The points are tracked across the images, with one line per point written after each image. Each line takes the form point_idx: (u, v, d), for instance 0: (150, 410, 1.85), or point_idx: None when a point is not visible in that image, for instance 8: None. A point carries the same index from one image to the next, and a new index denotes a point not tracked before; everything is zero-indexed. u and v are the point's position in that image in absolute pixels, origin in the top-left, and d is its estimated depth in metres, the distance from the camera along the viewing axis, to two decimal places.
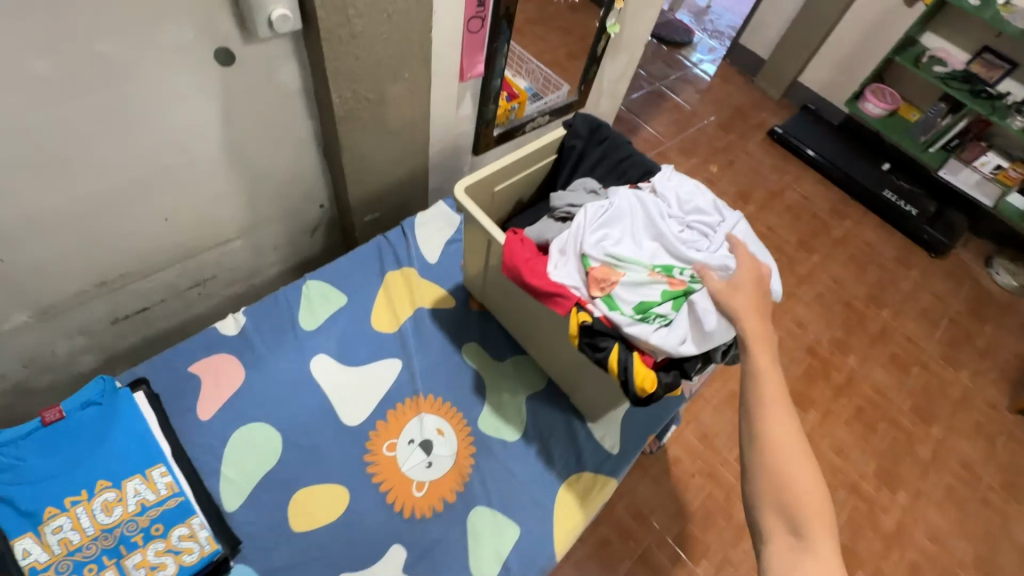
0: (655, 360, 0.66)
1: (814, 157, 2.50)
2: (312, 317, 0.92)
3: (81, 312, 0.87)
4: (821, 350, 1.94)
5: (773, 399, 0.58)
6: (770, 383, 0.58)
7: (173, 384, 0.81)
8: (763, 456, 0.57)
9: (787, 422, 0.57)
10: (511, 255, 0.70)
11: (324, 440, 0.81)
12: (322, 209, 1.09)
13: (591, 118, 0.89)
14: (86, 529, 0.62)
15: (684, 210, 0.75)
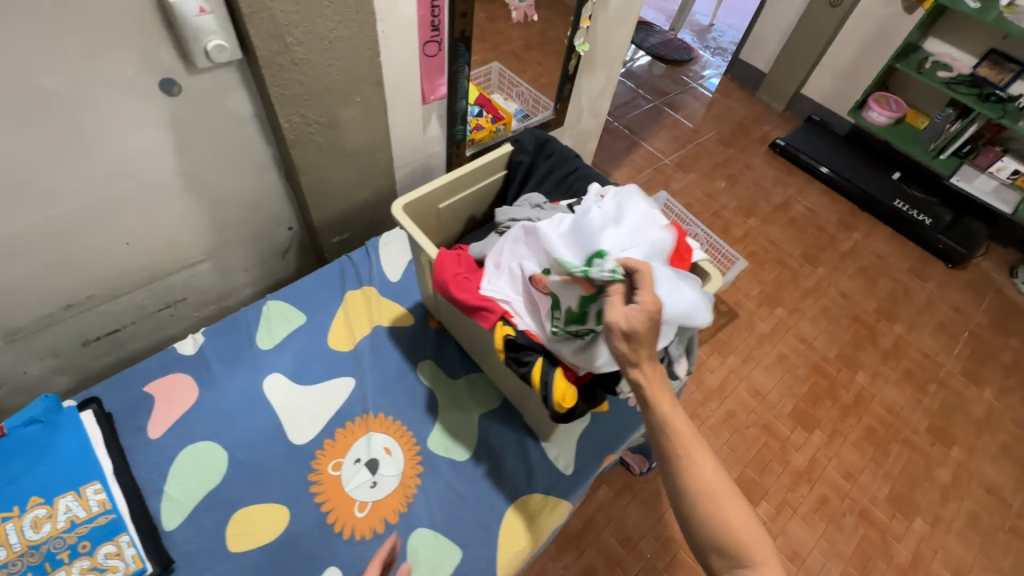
0: (578, 374, 0.65)
1: (828, 173, 2.41)
2: (270, 336, 0.93)
3: (49, 333, 0.91)
4: (827, 367, 1.85)
5: (695, 453, 0.57)
6: (686, 437, 0.57)
7: (126, 402, 0.82)
8: (703, 515, 0.55)
9: (710, 470, 0.56)
10: (441, 268, 0.71)
11: (270, 459, 0.81)
12: (292, 231, 1.12)
13: (539, 133, 0.89)
14: (13, 546, 0.63)
15: (613, 208, 0.67)
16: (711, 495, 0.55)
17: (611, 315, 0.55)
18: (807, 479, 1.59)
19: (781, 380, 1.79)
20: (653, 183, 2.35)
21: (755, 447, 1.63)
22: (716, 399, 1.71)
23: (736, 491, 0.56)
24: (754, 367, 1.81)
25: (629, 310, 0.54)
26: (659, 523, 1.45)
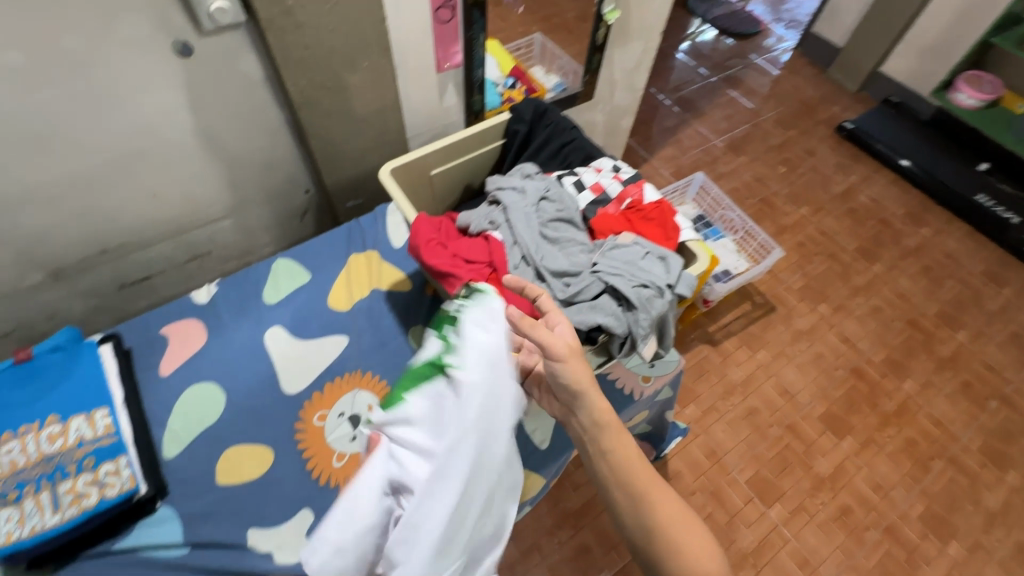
0: None
1: (908, 167, 2.17)
2: (276, 291, 0.99)
3: (88, 275, 1.01)
4: (871, 372, 1.71)
5: (653, 481, 0.58)
6: (641, 467, 0.58)
7: (144, 342, 0.91)
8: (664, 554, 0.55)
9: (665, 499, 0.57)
10: (416, 233, 0.72)
11: (263, 404, 0.87)
12: (309, 194, 1.17)
13: (539, 103, 0.88)
14: (31, 454, 0.72)
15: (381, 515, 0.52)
16: (671, 524, 0.56)
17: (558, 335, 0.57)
18: (831, 487, 1.50)
19: (815, 381, 1.68)
20: (698, 164, 2.22)
21: (776, 448, 1.55)
22: (738, 394, 1.63)
23: (696, 521, 0.56)
24: (786, 365, 1.70)
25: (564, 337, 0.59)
26: None
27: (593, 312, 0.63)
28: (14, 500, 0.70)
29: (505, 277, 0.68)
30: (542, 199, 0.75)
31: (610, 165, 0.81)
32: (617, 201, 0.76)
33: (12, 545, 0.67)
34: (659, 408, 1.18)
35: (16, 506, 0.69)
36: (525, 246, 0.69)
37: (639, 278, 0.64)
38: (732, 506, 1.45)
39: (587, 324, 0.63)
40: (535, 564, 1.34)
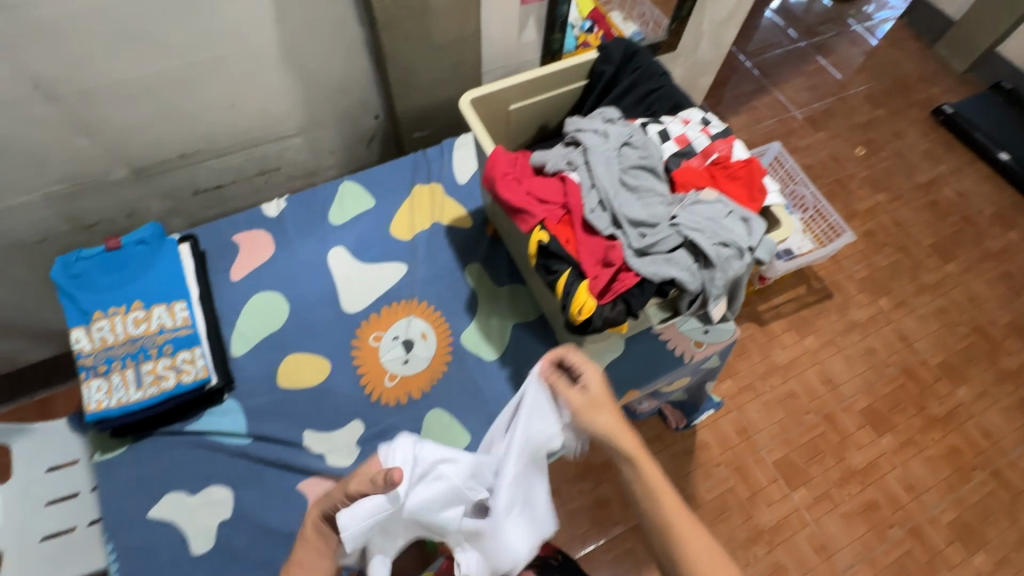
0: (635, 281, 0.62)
1: (1007, 161, 1.99)
2: (341, 213, 1.01)
3: (168, 177, 1.05)
4: (923, 374, 1.64)
5: (683, 513, 0.57)
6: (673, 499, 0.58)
7: (217, 246, 0.95)
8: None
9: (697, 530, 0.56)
10: (492, 166, 0.71)
11: (323, 318, 0.91)
12: (377, 120, 1.16)
13: (629, 44, 0.84)
14: (119, 334, 0.78)
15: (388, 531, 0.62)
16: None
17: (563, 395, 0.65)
18: (861, 481, 1.47)
19: (862, 375, 1.62)
20: (772, 136, 2.09)
21: (810, 434, 1.52)
22: (779, 376, 1.60)
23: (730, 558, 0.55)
24: (834, 355, 1.65)
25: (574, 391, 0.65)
26: (683, 479, 1.44)
27: (668, 265, 0.61)
28: (104, 374, 0.76)
29: (579, 220, 0.67)
30: (624, 145, 0.73)
31: (699, 117, 0.77)
32: (702, 155, 0.73)
33: (102, 412, 0.74)
34: (701, 376, 1.17)
35: (105, 379, 0.76)
36: (602, 190, 0.67)
37: (720, 236, 0.62)
38: (755, 483, 1.45)
39: (661, 276, 0.61)
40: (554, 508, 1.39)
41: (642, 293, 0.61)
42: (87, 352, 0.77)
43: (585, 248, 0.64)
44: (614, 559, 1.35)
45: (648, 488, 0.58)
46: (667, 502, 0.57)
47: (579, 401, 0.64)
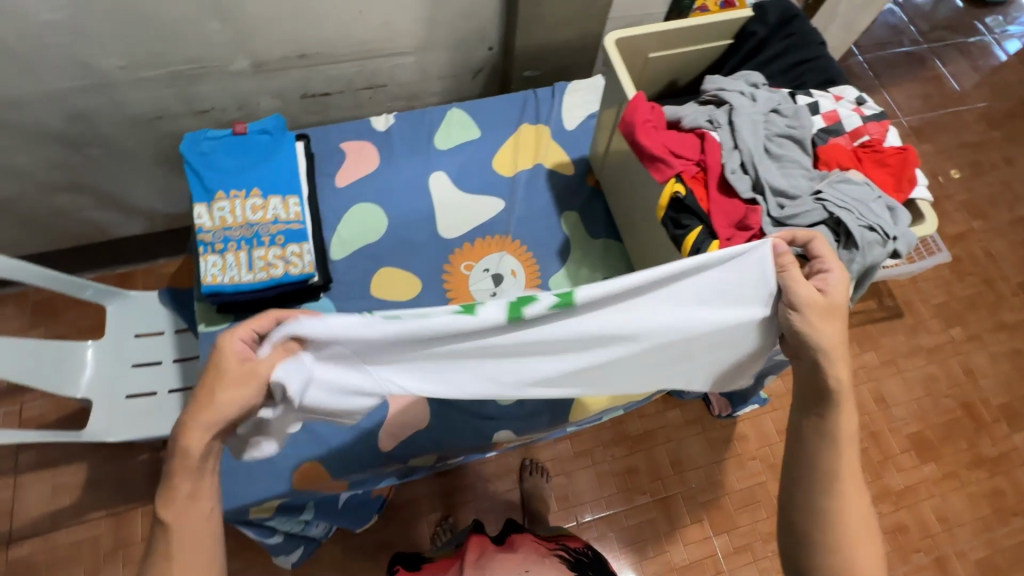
0: None
1: None
2: (447, 139, 1.01)
3: (283, 76, 1.06)
4: (982, 412, 1.59)
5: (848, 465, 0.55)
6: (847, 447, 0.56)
7: (326, 151, 0.96)
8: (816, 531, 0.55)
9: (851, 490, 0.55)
10: (633, 110, 0.69)
11: (419, 239, 0.93)
12: (490, 53, 1.14)
13: (788, 7, 0.79)
14: (237, 217, 0.81)
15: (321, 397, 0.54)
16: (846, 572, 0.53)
17: (796, 285, 0.56)
18: (894, 503, 1.46)
19: (917, 400, 1.58)
20: None
21: None
22: None
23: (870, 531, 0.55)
24: (891, 375, 1.60)
25: (813, 288, 0.55)
26: (716, 465, 1.45)
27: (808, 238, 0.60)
28: (219, 251, 0.80)
29: (716, 180, 0.65)
30: (771, 111, 0.70)
31: (852, 96, 0.73)
32: (850, 135, 0.70)
33: (216, 286, 0.79)
34: (766, 367, 1.15)
35: (220, 257, 0.80)
36: (746, 153, 0.65)
37: (867, 219, 0.60)
38: None
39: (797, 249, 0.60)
40: (584, 466, 1.42)
41: None
42: (207, 229, 0.80)
43: (719, 207, 0.63)
44: (635, 525, 1.38)
45: (841, 434, 0.56)
46: (851, 453, 0.55)
47: (812, 303, 0.55)
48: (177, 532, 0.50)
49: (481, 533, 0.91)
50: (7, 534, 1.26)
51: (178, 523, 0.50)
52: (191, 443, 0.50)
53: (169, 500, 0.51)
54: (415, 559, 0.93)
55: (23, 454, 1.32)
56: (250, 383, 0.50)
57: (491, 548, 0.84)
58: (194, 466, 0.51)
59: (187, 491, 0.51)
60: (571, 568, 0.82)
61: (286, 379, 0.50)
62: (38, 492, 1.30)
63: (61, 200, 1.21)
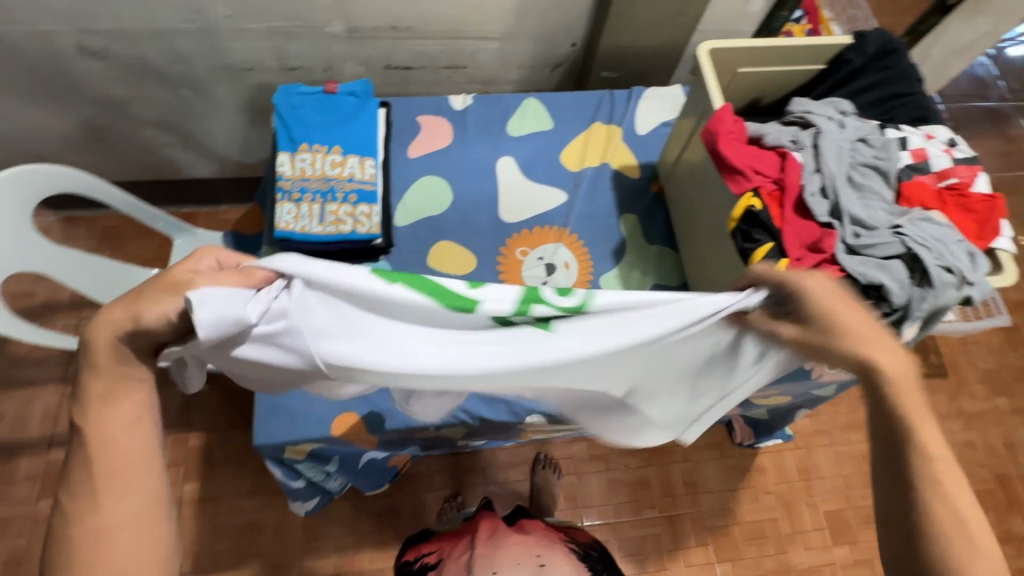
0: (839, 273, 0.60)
1: None
2: (520, 126, 1.03)
3: (372, 44, 1.10)
4: (1017, 488, 1.52)
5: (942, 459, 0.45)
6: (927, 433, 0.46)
7: (403, 121, 0.99)
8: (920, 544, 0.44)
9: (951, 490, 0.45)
10: (717, 120, 0.69)
11: (480, 218, 0.95)
12: (573, 49, 1.16)
13: (889, 40, 0.78)
14: (316, 170, 0.84)
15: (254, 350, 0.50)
16: None
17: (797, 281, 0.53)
18: None
19: None
20: None
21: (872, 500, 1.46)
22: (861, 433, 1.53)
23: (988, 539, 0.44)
24: None
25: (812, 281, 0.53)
26: (729, 493, 1.43)
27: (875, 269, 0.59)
28: (295, 201, 0.83)
29: (793, 199, 0.65)
30: (859, 140, 0.69)
31: (944, 137, 0.72)
32: (937, 175, 0.68)
33: (288, 233, 0.82)
34: (800, 401, 1.14)
35: (294, 205, 0.83)
36: (827, 177, 0.65)
37: (946, 258, 0.59)
38: (799, 523, 1.42)
39: (869, 279, 0.59)
40: (597, 471, 1.43)
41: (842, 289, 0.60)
42: (287, 177, 0.84)
43: (792, 227, 0.63)
44: (639, 537, 1.38)
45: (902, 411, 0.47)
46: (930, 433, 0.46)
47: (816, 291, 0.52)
48: (98, 443, 0.46)
49: (491, 510, 0.90)
50: (49, 438, 1.34)
51: (101, 436, 0.46)
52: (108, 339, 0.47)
53: (93, 411, 0.47)
54: (421, 531, 0.92)
55: (74, 367, 1.41)
56: (177, 293, 0.47)
57: (504, 527, 0.83)
58: (116, 375, 0.48)
59: (116, 409, 0.47)
60: (582, 561, 0.81)
61: (209, 313, 0.44)
62: None
63: (147, 134, 1.29)
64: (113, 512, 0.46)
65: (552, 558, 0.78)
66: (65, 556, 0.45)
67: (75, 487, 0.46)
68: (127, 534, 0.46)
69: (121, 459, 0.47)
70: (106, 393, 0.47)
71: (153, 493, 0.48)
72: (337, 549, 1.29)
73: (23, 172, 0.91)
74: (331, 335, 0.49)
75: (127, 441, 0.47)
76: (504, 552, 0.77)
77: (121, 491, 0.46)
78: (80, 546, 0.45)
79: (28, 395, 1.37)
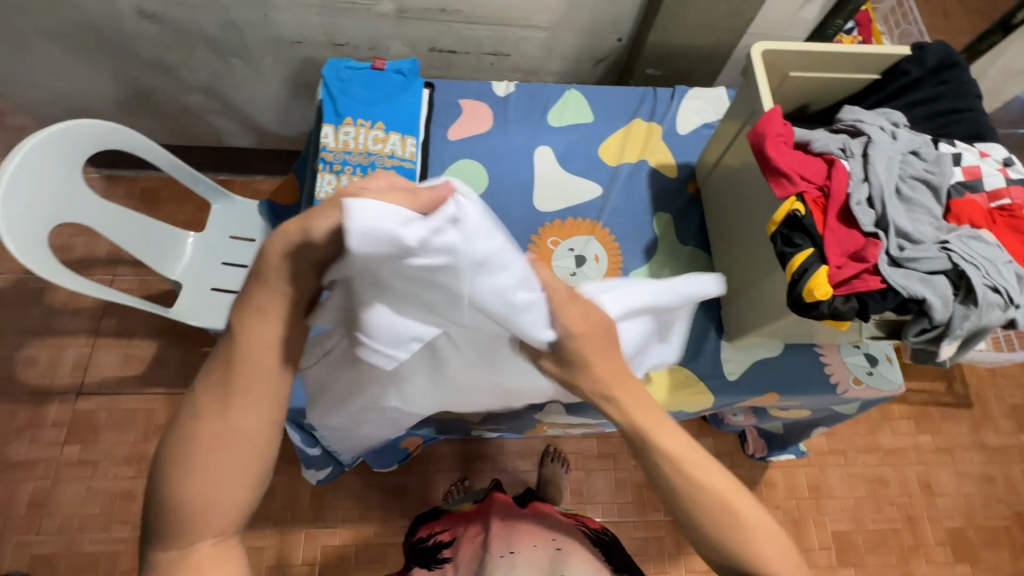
0: (881, 283, 0.59)
1: None
2: (560, 117, 1.03)
3: (419, 26, 1.11)
4: None
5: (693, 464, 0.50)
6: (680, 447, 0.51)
7: (445, 103, 1.00)
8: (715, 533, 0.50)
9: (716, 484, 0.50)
10: (766, 122, 0.68)
11: (514, 205, 0.96)
12: (619, 43, 1.15)
13: (949, 53, 0.76)
14: (358, 145, 0.86)
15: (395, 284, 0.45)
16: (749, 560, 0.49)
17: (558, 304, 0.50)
18: None
19: (966, 496, 1.49)
20: None
21: (883, 525, 1.44)
22: (877, 456, 1.50)
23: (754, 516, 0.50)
24: (943, 465, 1.51)
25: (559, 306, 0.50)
26: None
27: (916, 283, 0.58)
28: (336, 172, 0.85)
29: (838, 206, 0.64)
30: (910, 153, 0.68)
31: (1000, 155, 0.70)
32: (989, 195, 0.66)
33: None
34: (820, 416, 1.12)
35: (335, 177, 0.84)
36: (875, 187, 0.64)
37: (993, 278, 0.58)
38: (806, 540, 1.40)
39: (911, 293, 0.58)
40: (605, 468, 1.43)
41: (882, 301, 0.59)
42: (330, 149, 0.85)
43: (834, 235, 0.62)
44: (642, 538, 1.38)
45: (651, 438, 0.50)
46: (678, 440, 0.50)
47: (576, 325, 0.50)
48: (246, 348, 0.44)
49: (503, 492, 0.91)
50: (78, 386, 1.39)
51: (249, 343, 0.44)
52: (278, 240, 0.43)
53: (251, 315, 0.44)
54: (432, 509, 0.93)
55: (106, 321, 1.45)
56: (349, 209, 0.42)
57: (518, 511, 0.85)
58: (275, 283, 0.44)
59: (267, 323, 0.44)
60: (599, 552, 0.81)
61: (364, 229, 0.38)
62: (111, 357, 1.42)
63: (193, 100, 1.32)
64: (234, 423, 0.43)
65: (568, 544, 0.79)
66: (180, 451, 0.43)
67: (208, 388, 0.44)
68: (236, 452, 0.43)
69: (258, 374, 0.44)
70: (268, 298, 0.44)
71: (269, 418, 0.44)
72: (344, 520, 1.32)
73: (74, 127, 0.94)
74: (478, 290, 0.45)
75: (270, 355, 0.44)
76: (519, 536, 0.79)
77: (248, 407, 0.44)
78: (196, 446, 0.43)
79: (62, 343, 1.43)
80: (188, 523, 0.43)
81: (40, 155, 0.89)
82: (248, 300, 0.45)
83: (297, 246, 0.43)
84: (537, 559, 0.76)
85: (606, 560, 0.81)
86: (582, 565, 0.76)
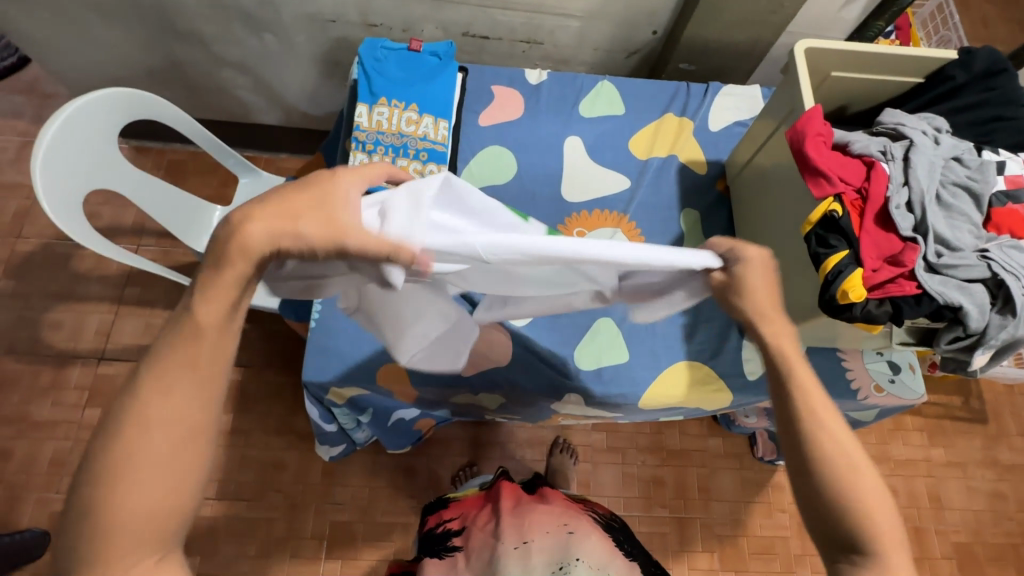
0: (915, 289, 0.58)
1: None
2: (591, 107, 1.02)
3: (453, 10, 1.10)
4: None
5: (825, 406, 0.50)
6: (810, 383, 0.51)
7: (478, 89, 1.01)
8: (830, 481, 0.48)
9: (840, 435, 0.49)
10: (807, 120, 0.67)
11: (541, 193, 0.96)
12: (653, 36, 1.14)
13: (997, 59, 0.75)
14: (391, 125, 0.86)
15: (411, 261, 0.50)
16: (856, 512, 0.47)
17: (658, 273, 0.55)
18: None
19: (975, 511, 1.47)
20: None
21: None
22: (888, 466, 1.49)
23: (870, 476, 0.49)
24: (955, 478, 1.50)
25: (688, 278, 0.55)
26: (743, 504, 1.42)
27: (951, 290, 0.57)
28: (368, 151, 0.85)
29: (875, 209, 0.63)
30: (952, 159, 0.67)
31: None
32: None
33: None
34: None
35: (367, 156, 0.85)
36: (915, 192, 0.63)
37: None
38: (810, 546, 1.39)
39: (946, 299, 0.58)
40: (613, 462, 1.43)
41: (917, 306, 0.58)
42: (363, 128, 0.86)
43: (870, 238, 0.61)
44: (646, 533, 1.38)
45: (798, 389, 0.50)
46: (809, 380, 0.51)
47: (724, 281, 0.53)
48: (190, 345, 0.44)
49: (509, 480, 0.92)
50: (100, 351, 1.42)
51: (191, 339, 0.44)
52: (251, 238, 0.45)
53: (201, 309, 0.44)
54: (439, 499, 0.95)
55: (129, 289, 1.48)
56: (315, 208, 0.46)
57: (526, 496, 0.86)
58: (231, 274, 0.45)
59: (212, 320, 0.44)
60: (605, 531, 0.84)
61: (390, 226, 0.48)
62: (133, 325, 1.45)
63: (225, 74, 1.33)
64: (172, 422, 0.43)
65: (579, 527, 0.80)
66: (109, 450, 0.42)
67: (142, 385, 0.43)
68: (179, 448, 0.43)
69: (198, 369, 0.44)
70: (219, 296, 0.45)
71: (205, 414, 0.44)
72: (352, 498, 1.34)
73: (111, 96, 0.95)
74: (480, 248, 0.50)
75: (212, 349, 0.44)
76: (532, 521, 0.79)
77: (185, 403, 0.43)
78: (129, 445, 0.42)
79: (86, 309, 1.45)
80: (114, 528, 0.41)
81: (77, 122, 0.90)
82: (196, 297, 0.45)
83: (273, 248, 0.45)
84: (549, 543, 0.77)
85: (615, 543, 0.83)
86: (594, 548, 0.78)
